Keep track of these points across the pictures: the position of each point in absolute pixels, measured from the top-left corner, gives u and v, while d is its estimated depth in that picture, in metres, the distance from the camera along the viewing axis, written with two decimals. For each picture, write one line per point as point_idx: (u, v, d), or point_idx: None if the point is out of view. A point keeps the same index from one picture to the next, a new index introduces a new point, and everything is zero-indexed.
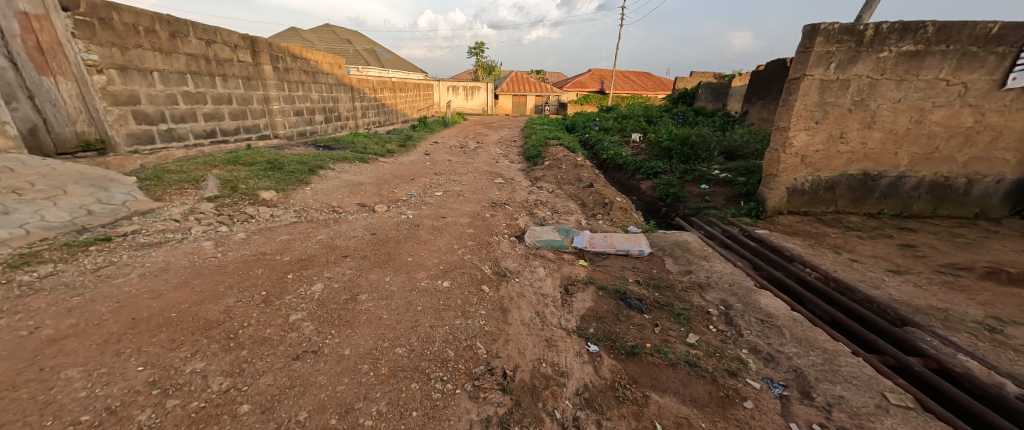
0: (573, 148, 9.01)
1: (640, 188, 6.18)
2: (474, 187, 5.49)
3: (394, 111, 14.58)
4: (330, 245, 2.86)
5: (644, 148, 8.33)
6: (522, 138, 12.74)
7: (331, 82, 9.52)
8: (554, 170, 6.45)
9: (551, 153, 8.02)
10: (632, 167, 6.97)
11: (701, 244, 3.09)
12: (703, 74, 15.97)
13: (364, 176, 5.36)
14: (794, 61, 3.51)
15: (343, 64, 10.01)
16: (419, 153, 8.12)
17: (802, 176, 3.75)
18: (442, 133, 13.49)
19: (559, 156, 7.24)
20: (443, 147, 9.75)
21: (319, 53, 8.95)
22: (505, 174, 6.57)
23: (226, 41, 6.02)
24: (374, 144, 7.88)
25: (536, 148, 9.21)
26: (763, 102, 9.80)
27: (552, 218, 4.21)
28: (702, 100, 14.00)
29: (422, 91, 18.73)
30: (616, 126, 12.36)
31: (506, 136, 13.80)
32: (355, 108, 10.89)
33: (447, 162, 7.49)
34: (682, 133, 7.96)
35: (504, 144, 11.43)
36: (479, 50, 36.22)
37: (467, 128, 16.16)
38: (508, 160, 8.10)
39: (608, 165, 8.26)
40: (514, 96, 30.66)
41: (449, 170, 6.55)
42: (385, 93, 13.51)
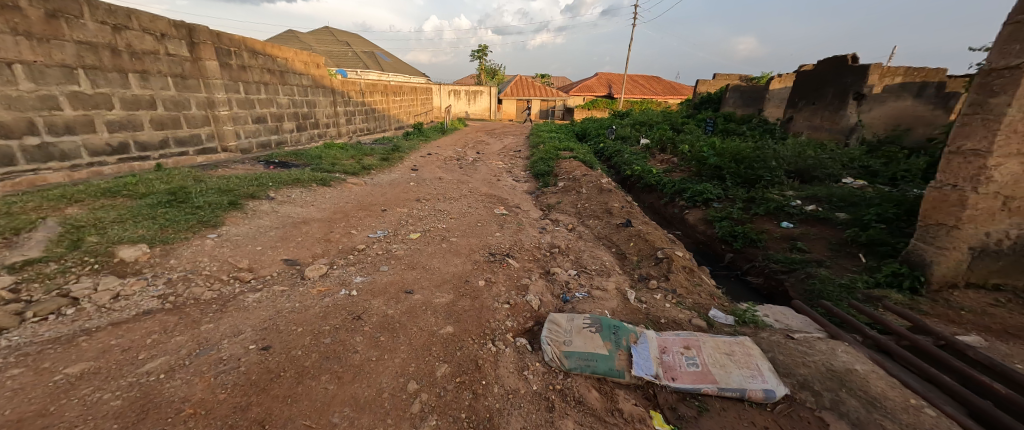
0: (589, 162, 7.53)
1: (685, 220, 4.70)
2: (466, 222, 4.04)
3: (386, 117, 13.20)
4: (150, 395, 1.42)
5: (678, 164, 6.84)
6: (528, 147, 11.32)
7: (306, 84, 8.14)
8: (571, 195, 4.99)
9: (565, 169, 6.58)
10: (670, 190, 5.48)
11: (889, 382, 1.60)
12: (728, 77, 14.61)
13: (317, 207, 3.94)
14: (1006, 40, 2.07)
15: (322, 63, 8.64)
16: (405, 169, 6.71)
17: (1002, 229, 2.28)
18: (438, 142, 12.10)
19: (576, 175, 5.80)
20: (437, 160, 8.34)
21: (291, 49, 7.59)
22: (508, 200, 5.13)
23: (147, 29, 4.65)
24: (349, 159, 6.47)
25: (545, 162, 7.75)
26: (814, 107, 8.36)
27: (580, 283, 2.76)
28: (730, 105, 12.59)
29: (420, 94, 17.37)
30: (635, 135, 10.88)
31: (510, 145, 12.38)
32: (337, 115, 9.53)
33: (436, 181, 6.07)
34: (726, 145, 6.52)
35: (507, 155, 10.00)
36: (482, 54, 35.02)
37: (467, 136, 14.79)
38: (512, 178, 6.65)
39: (634, 184, 6.78)
40: (518, 101, 29.34)
41: (437, 195, 5.13)
42: (375, 97, 12.16)
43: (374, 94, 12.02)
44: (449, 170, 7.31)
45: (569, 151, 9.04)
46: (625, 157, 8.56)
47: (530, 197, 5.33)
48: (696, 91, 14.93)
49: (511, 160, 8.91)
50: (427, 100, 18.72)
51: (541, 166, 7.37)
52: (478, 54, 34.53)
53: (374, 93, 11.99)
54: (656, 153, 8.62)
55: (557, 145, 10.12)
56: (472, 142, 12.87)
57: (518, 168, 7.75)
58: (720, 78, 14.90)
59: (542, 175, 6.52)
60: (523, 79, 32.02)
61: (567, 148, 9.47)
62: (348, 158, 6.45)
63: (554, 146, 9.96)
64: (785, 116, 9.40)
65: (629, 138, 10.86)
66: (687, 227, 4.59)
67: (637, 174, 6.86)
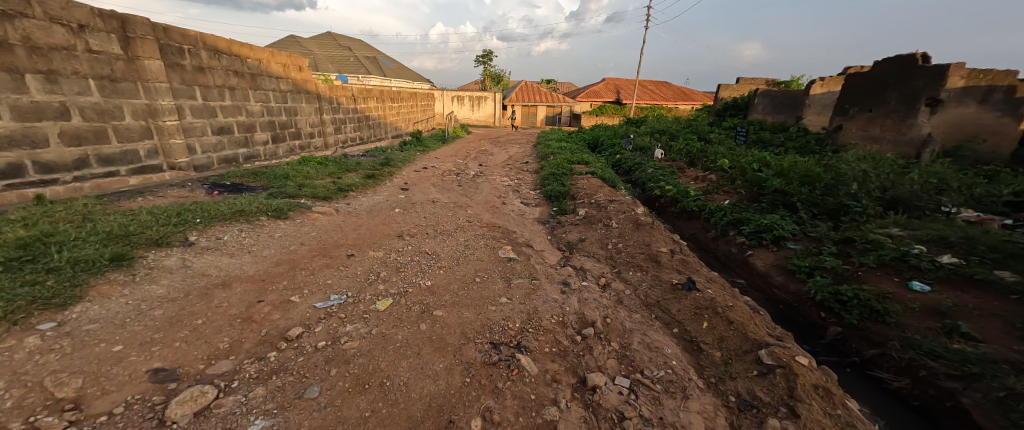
0: (609, 179, 6.44)
1: (751, 265, 3.57)
2: (459, 276, 2.94)
3: (383, 125, 12.24)
4: None
5: (719, 184, 5.71)
6: (537, 159, 10.28)
7: (286, 89, 7.14)
8: (598, 230, 3.88)
9: (584, 189, 5.49)
10: (720, 221, 4.35)
11: None
12: (752, 83, 13.52)
13: (254, 256, 2.86)
14: None
15: (305, 66, 7.65)
16: (392, 190, 5.64)
17: None
18: (438, 152, 11.09)
19: (600, 200, 4.70)
20: (432, 176, 7.27)
21: (267, 50, 6.62)
22: (516, 235, 4.03)
23: (57, 18, 3.66)
24: (325, 177, 5.43)
25: (558, 179, 6.67)
26: (873, 115, 7.29)
27: (642, 417, 1.64)
28: (759, 112, 11.60)
29: (421, 101, 16.44)
30: (656, 146, 9.75)
31: (516, 155, 11.34)
32: (324, 123, 8.54)
33: (428, 205, 5.02)
34: (781, 161, 5.39)
35: (513, 169, 8.93)
36: (487, 59, 34.28)
37: (469, 145, 13.78)
38: (520, 201, 5.55)
39: (667, 208, 5.66)
40: (524, 107, 28.42)
41: (426, 228, 4.05)
42: (371, 104, 11.20)
43: (369, 101, 11.05)
44: (446, 188, 6.24)
45: (583, 165, 7.95)
46: (650, 173, 7.45)
47: (544, 230, 4.23)
48: (718, 96, 13.81)
49: (518, 176, 7.84)
50: (428, 106, 17.80)
51: (554, 185, 6.27)
52: (483, 59, 33.75)
53: (368, 99, 11.02)
54: (685, 168, 7.51)
55: (569, 157, 9.04)
56: (474, 152, 11.84)
57: (525, 186, 6.68)
58: (744, 82, 13.79)
59: (557, 198, 5.43)
60: (528, 85, 31.08)
61: (581, 161, 8.40)
62: (324, 176, 5.40)
63: (566, 158, 8.87)
64: (832, 124, 8.38)
65: (650, 149, 9.75)
66: (755, 277, 3.46)
67: (670, 195, 5.74)
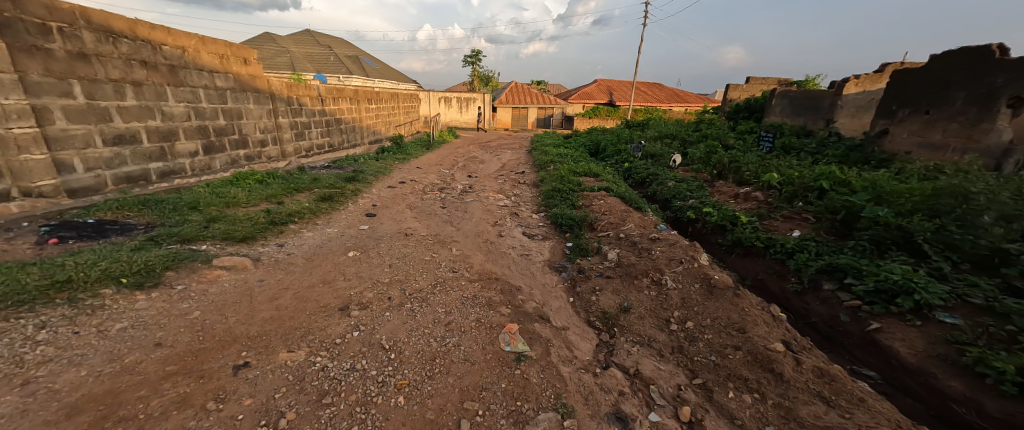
0: (630, 196, 5.21)
1: (886, 350, 2.35)
2: (435, 412, 1.65)
3: (358, 129, 10.88)
4: None
5: (773, 207, 4.52)
6: (534, 168, 9.06)
7: (225, 86, 5.72)
8: (647, 291, 2.60)
9: (604, 216, 4.25)
10: (806, 267, 3.13)
11: None
12: (763, 83, 12.65)
13: (31, 392, 1.48)
14: None
15: (252, 58, 6.24)
16: (353, 218, 4.31)
17: None
18: (421, 160, 9.77)
19: (634, 237, 3.45)
20: (409, 193, 5.92)
21: (197, 36, 5.21)
22: (522, 299, 2.76)
23: None
24: (262, 201, 4.07)
25: (566, 199, 5.42)
26: (930, 118, 6.23)
27: None
28: (776, 115, 10.68)
29: (403, 103, 15.08)
30: (669, 153, 8.62)
31: (510, 164, 10.10)
32: (281, 129, 7.12)
33: (399, 243, 3.72)
34: (857, 177, 4.21)
35: (508, 181, 7.67)
36: (474, 59, 33.05)
37: (456, 151, 12.46)
38: (522, 231, 4.27)
39: (709, 238, 4.45)
40: (514, 109, 27.24)
41: (390, 288, 2.74)
42: (343, 105, 9.84)
43: (340, 102, 9.65)
44: (425, 212, 4.92)
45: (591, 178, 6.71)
46: (673, 187, 6.26)
47: (563, 286, 2.96)
48: (727, 97, 12.75)
49: (513, 192, 6.57)
50: (412, 109, 16.45)
51: (562, 207, 5.02)
52: (471, 59, 32.46)
53: (339, 100, 9.62)
54: (714, 182, 6.31)
55: (573, 167, 7.80)
56: (462, 160, 10.54)
57: (525, 207, 5.41)
58: (754, 82, 12.75)
59: (571, 227, 4.16)
60: (519, 86, 29.89)
61: (588, 171, 7.15)
62: (259, 200, 4.04)
63: (569, 168, 7.62)
64: (874, 128, 7.32)
65: (662, 157, 8.56)
66: (897, 372, 2.24)
67: (711, 221, 4.53)
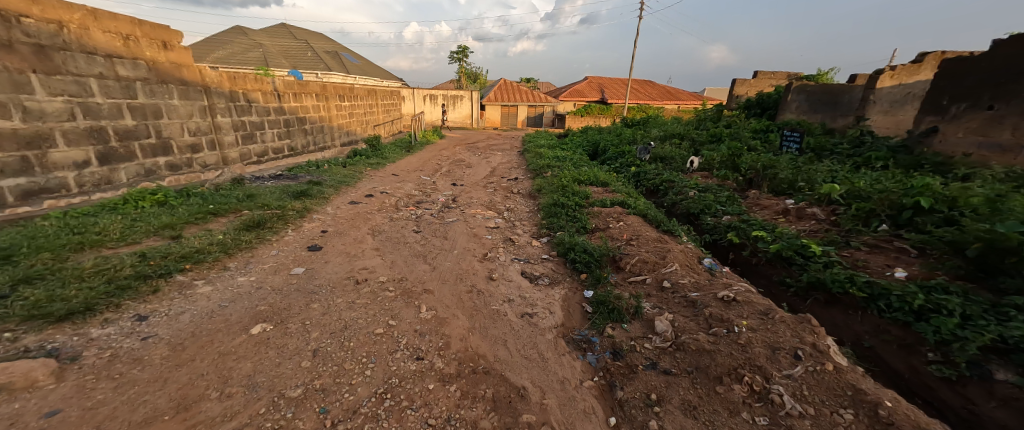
0: (654, 214, 4.12)
1: None
2: None
3: (327, 130, 9.61)
4: None
5: (846, 231, 3.48)
6: (528, 173, 7.97)
7: (133, 76, 4.46)
8: (751, 416, 1.49)
9: (630, 248, 3.15)
10: (956, 340, 2.07)
11: None
12: (772, 77, 11.75)
13: None
14: None
15: (176, 42, 5.00)
16: (287, 256, 3.13)
17: None
18: (399, 165, 8.59)
19: (689, 291, 2.35)
20: (376, 211, 4.75)
21: (85, 10, 3.97)
22: (531, 423, 1.61)
23: None
24: (151, 237, 2.87)
25: (572, 218, 4.32)
26: (995, 114, 5.29)
27: None
28: (792, 111, 9.76)
29: (382, 100, 13.82)
30: (681, 156, 7.59)
31: (501, 168, 8.98)
32: (221, 131, 5.86)
33: (342, 296, 2.56)
34: (960, 193, 3.17)
35: (498, 191, 6.55)
36: (461, 55, 31.84)
37: (440, 153, 11.28)
38: (520, 269, 3.16)
39: (766, 273, 3.39)
40: (503, 107, 26.12)
41: (301, 410, 1.58)
42: (307, 102, 8.58)
43: (302, 99, 8.40)
44: (391, 240, 3.77)
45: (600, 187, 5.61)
46: (699, 199, 5.20)
47: (595, 384, 1.84)
48: (733, 93, 11.82)
49: (505, 207, 5.45)
50: (392, 107, 15.19)
51: (570, 231, 3.91)
52: (457, 56, 31.21)
53: (302, 97, 8.37)
54: (745, 193, 5.28)
55: (575, 173, 6.69)
56: (445, 164, 9.37)
57: (521, 229, 4.28)
58: (762, 77, 11.84)
59: (588, 265, 3.05)
60: (508, 83, 28.75)
61: (594, 178, 6.05)
62: (146, 235, 2.83)
63: (571, 174, 6.50)
64: (919, 125, 6.39)
65: (674, 160, 7.53)
66: None
67: (767, 250, 3.47)
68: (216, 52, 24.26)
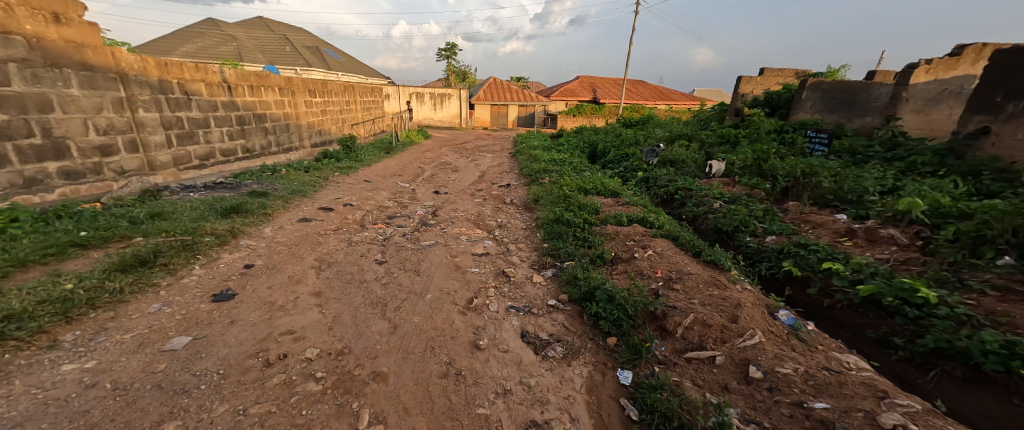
0: (688, 237, 3.22)
1: None
2: None
3: (292, 129, 8.52)
4: None
5: (950, 264, 2.61)
6: (522, 178, 7.06)
7: (3, 55, 3.53)
8: None
9: (675, 295, 2.24)
10: None
11: None
12: (780, 74, 11.04)
13: None
14: None
15: (72, 15, 3.99)
16: (172, 315, 2.10)
17: None
18: (375, 169, 7.58)
19: (810, 398, 1.45)
20: (330, 231, 3.75)
21: None
22: None
23: None
24: None
25: (582, 241, 3.40)
26: None
27: None
28: (806, 110, 9.01)
29: (360, 97, 12.74)
30: (694, 160, 6.77)
31: (492, 172, 8.06)
32: (145, 130, 4.85)
33: (234, 391, 1.61)
34: None
35: (487, 202, 5.61)
36: (450, 52, 30.86)
37: (425, 155, 10.29)
38: (519, 327, 2.22)
39: (850, 323, 2.51)
40: (492, 106, 25.20)
41: None
42: (267, 97, 7.51)
43: (260, 93, 7.31)
44: (340, 277, 2.79)
45: (610, 198, 4.71)
46: (729, 213, 4.32)
47: None
48: (738, 91, 11.07)
49: (495, 223, 4.50)
50: (373, 105, 14.11)
51: (583, 263, 2.98)
52: (445, 53, 30.13)
53: (259, 91, 7.29)
54: (782, 205, 4.42)
55: (578, 180, 5.77)
56: (429, 167, 8.38)
57: (517, 258, 3.33)
58: (769, 74, 11.10)
59: (617, 323, 2.12)
60: (498, 82, 27.83)
61: (601, 186, 5.14)
62: None
63: (573, 182, 5.58)
64: (965, 125, 5.58)
65: (685, 166, 6.69)
66: None
67: (848, 289, 2.59)
68: (186, 46, 22.82)
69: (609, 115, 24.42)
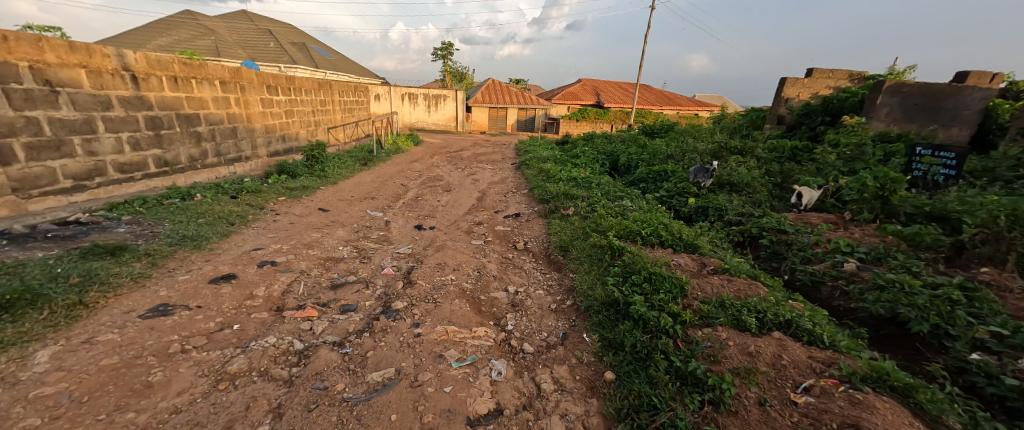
0: (932, 390, 1.52)
1: None
2: None
3: (238, 134, 6.75)
4: None
5: None
6: (535, 206, 5.36)
7: None
8: None
9: None
10: None
11: None
12: (831, 76, 9.40)
13: None
14: None
15: None
16: None
17: None
18: (343, 188, 5.86)
19: None
20: (198, 337, 1.99)
21: None
22: None
23: None
24: None
25: (692, 385, 1.68)
26: None
27: None
28: (882, 120, 7.12)
29: (338, 97, 10.98)
30: (763, 184, 5.09)
31: (494, 193, 6.36)
32: None
33: None
34: None
35: (488, 248, 3.88)
36: (445, 51, 29.25)
37: (412, 167, 8.58)
38: None
39: None
40: (491, 109, 23.57)
41: None
42: (197, 93, 5.79)
43: (187, 87, 5.58)
44: None
45: (684, 253, 3.00)
46: (891, 288, 2.63)
47: None
48: (781, 96, 9.43)
49: (504, 300, 2.77)
50: (356, 106, 12.41)
51: None
52: (440, 52, 28.43)
53: (186, 85, 5.56)
54: (972, 275, 2.72)
55: (621, 216, 4.07)
56: (414, 185, 6.67)
57: (560, 423, 1.60)
58: (817, 76, 9.45)
59: None
60: (497, 83, 26.21)
61: (661, 226, 3.44)
62: None
63: (614, 219, 3.87)
64: None
65: (754, 192, 5.00)
66: None
67: None
68: (158, 39, 20.98)
69: (615, 121, 22.81)
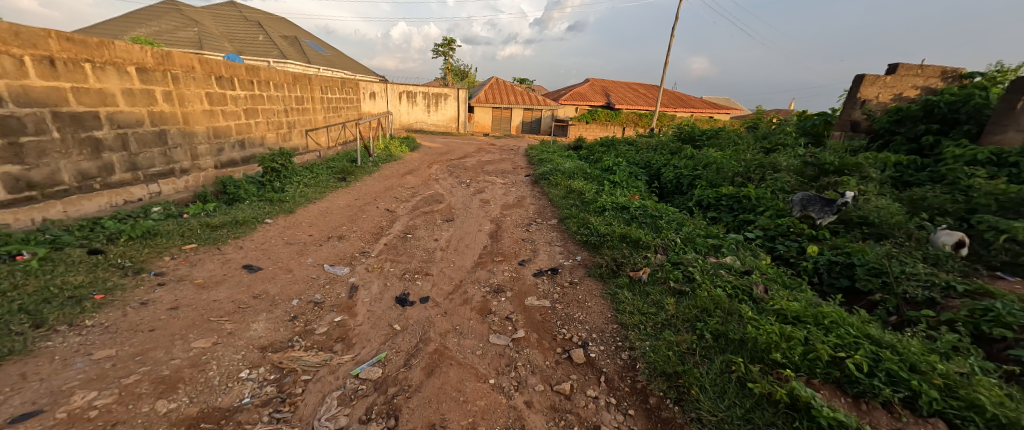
0: None
1: None
2: None
3: (166, 141, 5.06)
4: None
5: None
6: (575, 255, 3.65)
7: None
8: None
9: None
10: None
11: None
12: (920, 74, 7.64)
13: None
14: None
15: None
16: None
17: None
18: (300, 220, 4.17)
19: None
20: None
21: None
22: None
23: None
24: None
25: None
26: None
27: None
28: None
29: (319, 93, 9.28)
30: (923, 230, 3.37)
31: (509, 226, 4.66)
32: None
33: None
34: None
35: (520, 362, 2.16)
36: (446, 47, 27.55)
37: (402, 180, 6.88)
38: None
39: None
40: (495, 109, 21.89)
41: None
42: (92, 82, 4.13)
43: (73, 73, 3.94)
44: None
45: None
46: None
47: None
48: (856, 97, 7.71)
49: None
50: (343, 104, 10.72)
51: None
52: (441, 49, 26.75)
53: (72, 71, 3.92)
54: None
55: (752, 302, 2.34)
56: (402, 212, 4.99)
57: None
58: (902, 73, 7.69)
59: None
60: (501, 82, 24.49)
61: (880, 350, 1.71)
62: None
63: (751, 312, 2.14)
64: None
65: (915, 241, 3.27)
66: None
67: None
68: (136, 30, 19.30)
69: (628, 123, 21.17)
